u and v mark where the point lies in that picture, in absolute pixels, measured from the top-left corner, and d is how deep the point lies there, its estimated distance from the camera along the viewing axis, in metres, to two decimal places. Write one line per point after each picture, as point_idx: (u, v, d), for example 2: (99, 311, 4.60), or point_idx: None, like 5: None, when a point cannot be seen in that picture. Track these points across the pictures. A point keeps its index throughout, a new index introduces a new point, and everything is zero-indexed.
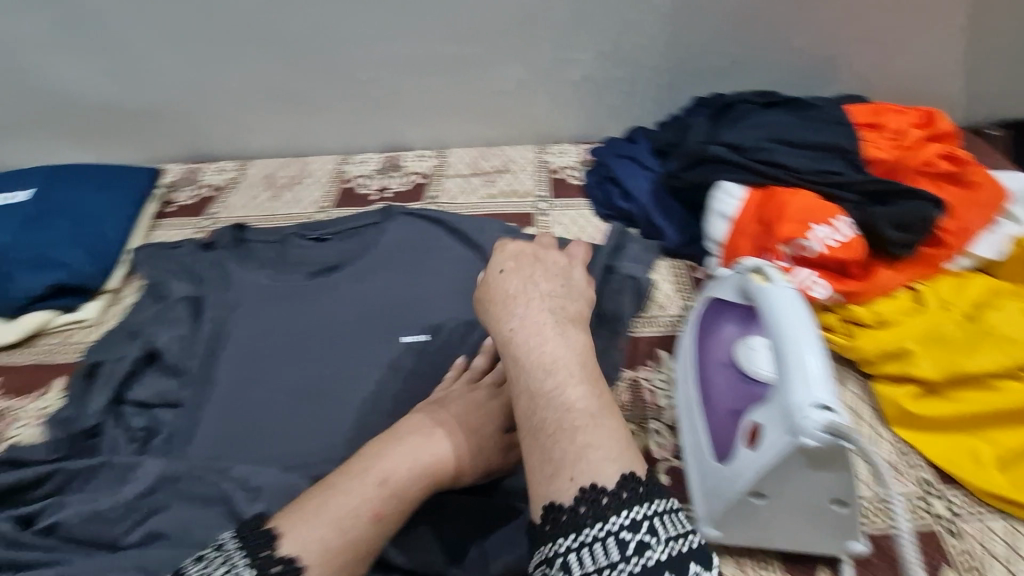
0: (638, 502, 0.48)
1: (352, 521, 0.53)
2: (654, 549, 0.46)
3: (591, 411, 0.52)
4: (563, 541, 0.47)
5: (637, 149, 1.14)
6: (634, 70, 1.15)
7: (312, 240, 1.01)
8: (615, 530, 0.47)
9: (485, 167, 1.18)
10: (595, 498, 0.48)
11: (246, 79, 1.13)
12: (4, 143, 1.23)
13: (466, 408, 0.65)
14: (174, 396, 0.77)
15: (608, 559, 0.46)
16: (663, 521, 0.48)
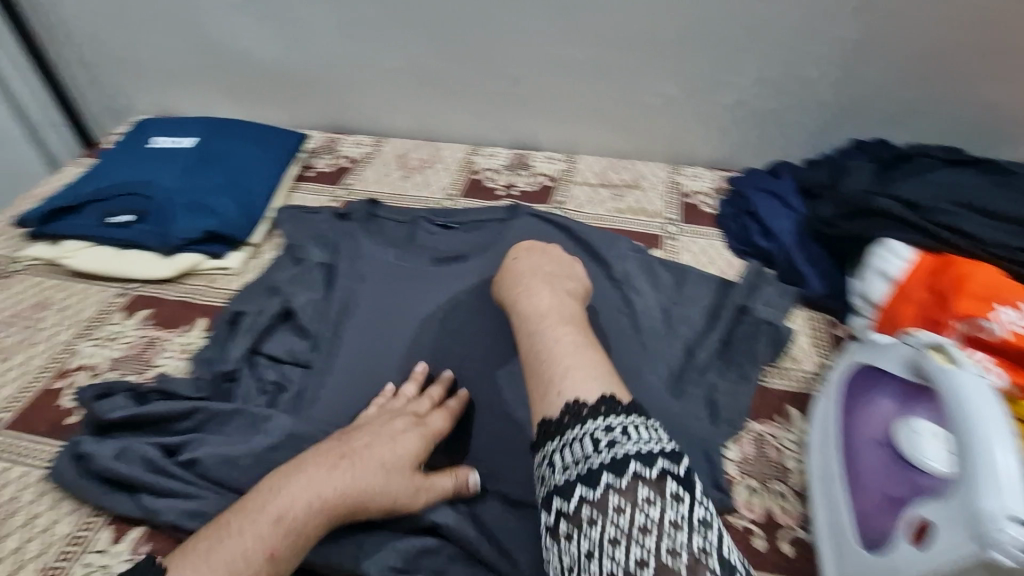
0: (613, 410, 0.52)
1: (245, 556, 0.52)
2: (626, 445, 0.49)
3: (579, 348, 0.59)
4: (551, 446, 0.53)
5: (783, 185, 1.06)
6: (791, 100, 1.09)
7: (439, 226, 1.02)
8: (590, 430, 0.51)
9: (614, 179, 1.15)
10: (574, 409, 0.53)
11: (399, 61, 1.16)
12: (171, 90, 1.33)
13: (378, 436, 0.63)
14: (304, 357, 0.81)
15: (584, 453, 0.50)
16: (637, 430, 0.51)
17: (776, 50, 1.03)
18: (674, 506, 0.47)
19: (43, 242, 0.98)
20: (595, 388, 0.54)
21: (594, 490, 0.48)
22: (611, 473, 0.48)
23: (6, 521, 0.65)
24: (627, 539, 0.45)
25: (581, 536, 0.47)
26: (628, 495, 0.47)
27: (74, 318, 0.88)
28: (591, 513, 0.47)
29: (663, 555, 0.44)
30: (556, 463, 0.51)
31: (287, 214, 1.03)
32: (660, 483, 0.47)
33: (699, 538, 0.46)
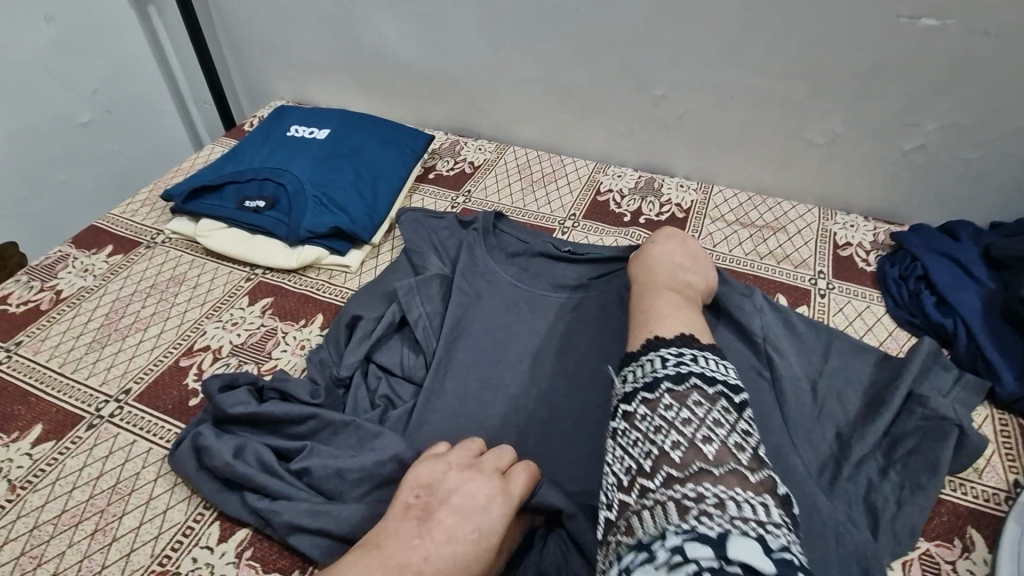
0: (688, 343, 0.57)
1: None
2: (693, 365, 0.54)
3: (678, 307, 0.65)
4: (626, 368, 0.58)
5: (965, 251, 0.89)
6: (990, 152, 0.92)
7: (564, 252, 0.90)
8: (661, 353, 0.56)
9: (755, 218, 1.04)
10: (653, 343, 0.58)
11: (539, 72, 1.12)
12: (310, 79, 1.37)
13: (459, 522, 0.54)
14: (415, 376, 0.78)
15: (651, 368, 0.55)
16: (707, 359, 0.55)
17: (982, 93, 0.88)
18: (722, 413, 0.51)
19: (183, 218, 1.02)
20: (676, 329, 0.60)
21: (652, 393, 0.53)
22: (670, 380, 0.53)
23: (128, 498, 0.67)
24: (670, 428, 0.50)
25: (632, 429, 0.53)
26: (678, 395, 0.52)
27: (203, 297, 0.91)
28: (645, 412, 0.52)
29: (698, 443, 0.49)
30: (627, 377, 0.57)
31: (409, 217, 0.96)
32: (714, 394, 0.52)
33: (737, 440, 0.50)
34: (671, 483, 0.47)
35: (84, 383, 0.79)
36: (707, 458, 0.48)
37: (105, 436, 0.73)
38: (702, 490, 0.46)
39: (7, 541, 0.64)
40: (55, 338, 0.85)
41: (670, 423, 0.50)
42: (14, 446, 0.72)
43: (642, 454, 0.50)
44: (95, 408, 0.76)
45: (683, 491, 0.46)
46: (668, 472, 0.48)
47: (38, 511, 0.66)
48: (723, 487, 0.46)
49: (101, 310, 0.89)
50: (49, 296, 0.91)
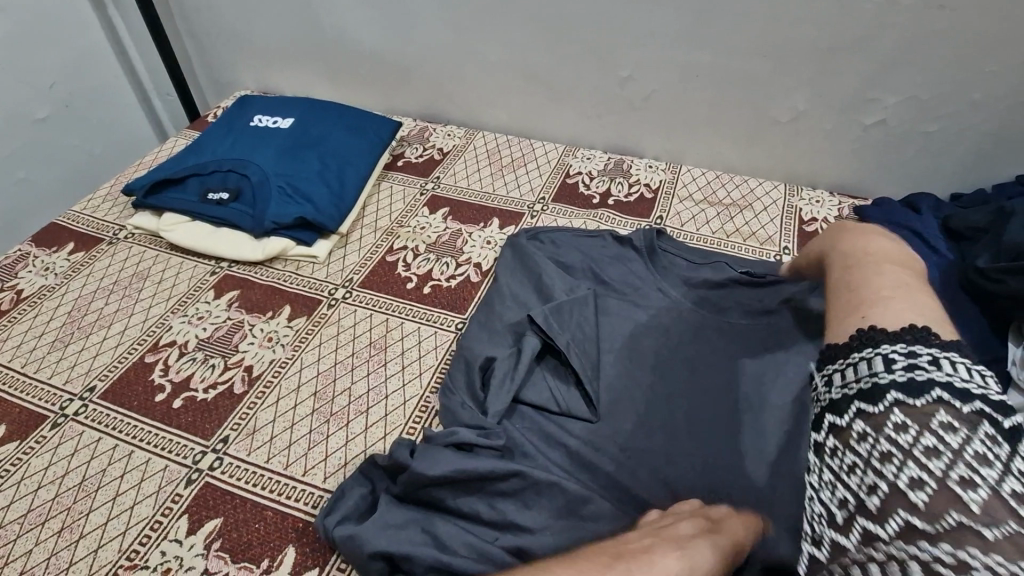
0: (920, 341, 0.51)
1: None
2: (935, 372, 0.48)
3: (894, 286, 0.60)
4: (835, 364, 0.54)
5: (925, 222, 0.91)
6: (949, 125, 0.94)
7: (742, 275, 0.86)
8: (884, 353, 0.51)
9: (722, 196, 1.05)
10: (869, 335, 0.53)
11: (505, 56, 1.11)
12: (275, 68, 1.34)
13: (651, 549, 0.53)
14: (569, 406, 0.72)
15: (870, 370, 0.51)
16: (952, 362, 0.49)
17: (941, 67, 0.89)
18: (979, 445, 0.44)
19: (147, 212, 1.01)
20: (899, 319, 0.54)
21: (875, 405, 0.49)
22: (902, 392, 0.48)
23: (94, 495, 0.67)
24: (905, 460, 0.46)
25: (849, 450, 0.49)
26: (917, 417, 0.47)
27: (168, 292, 0.90)
28: (868, 428, 0.49)
29: (951, 485, 0.43)
30: (836, 377, 0.53)
31: (566, 239, 0.93)
32: (969, 417, 0.46)
33: (1011, 488, 0.42)
34: (911, 535, 0.43)
35: (48, 382, 0.78)
36: (968, 508, 0.42)
37: (70, 435, 0.72)
38: (966, 557, 0.40)
39: None
40: (17, 338, 0.83)
41: (908, 453, 0.45)
42: None
43: (864, 489, 0.47)
44: (60, 406, 0.75)
45: (934, 551, 0.41)
46: (906, 520, 0.43)
47: (3, 511, 0.66)
48: (1000, 558, 0.40)
49: (64, 308, 0.88)
50: (10, 295, 0.89)
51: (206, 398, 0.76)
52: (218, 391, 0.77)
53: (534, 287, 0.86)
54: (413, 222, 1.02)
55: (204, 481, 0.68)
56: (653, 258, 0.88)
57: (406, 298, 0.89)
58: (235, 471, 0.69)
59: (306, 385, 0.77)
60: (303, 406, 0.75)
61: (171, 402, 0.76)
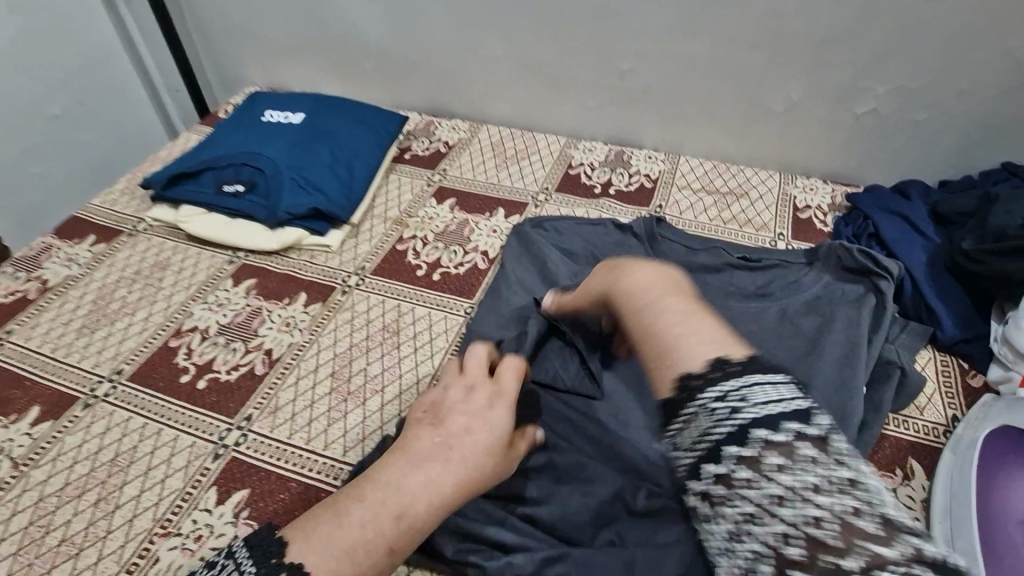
0: (721, 375, 0.45)
1: (367, 550, 0.50)
2: (750, 410, 0.42)
3: (693, 310, 0.52)
4: (669, 428, 0.46)
5: (914, 208, 0.95)
6: (937, 114, 0.97)
7: (738, 259, 0.89)
8: (703, 400, 0.44)
9: (719, 185, 1.08)
10: (686, 382, 0.46)
11: (509, 50, 1.15)
12: (283, 65, 1.38)
13: (468, 421, 0.59)
14: (573, 384, 0.77)
15: (713, 432, 0.42)
16: (761, 389, 0.43)
17: (929, 57, 0.92)
18: (810, 471, 0.39)
19: (164, 205, 1.04)
20: (700, 359, 0.47)
21: (719, 468, 0.41)
22: (734, 445, 0.41)
23: (127, 469, 0.71)
24: (771, 527, 0.39)
25: (717, 522, 0.41)
26: (755, 466, 0.40)
27: (188, 281, 0.94)
28: (722, 494, 0.41)
29: (814, 534, 0.37)
30: (674, 445, 0.45)
31: (568, 226, 0.96)
32: (796, 446, 0.40)
33: (855, 504, 0.38)
34: None
35: (77, 366, 0.82)
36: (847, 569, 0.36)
37: (101, 414, 0.76)
38: None
39: (15, 512, 0.68)
40: (45, 325, 0.87)
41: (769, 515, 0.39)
42: (13, 427, 0.75)
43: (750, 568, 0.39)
44: (90, 388, 0.79)
45: None
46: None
47: (41, 485, 0.70)
48: None
49: (89, 296, 0.91)
50: (36, 286, 0.93)
51: (229, 379, 0.80)
52: (240, 373, 0.81)
53: (539, 275, 0.91)
54: (421, 212, 1.06)
55: (230, 456, 0.72)
56: (654, 245, 0.93)
57: (416, 284, 0.93)
58: (259, 446, 0.73)
59: (324, 366, 0.81)
60: (322, 385, 0.79)
61: (196, 383, 0.80)
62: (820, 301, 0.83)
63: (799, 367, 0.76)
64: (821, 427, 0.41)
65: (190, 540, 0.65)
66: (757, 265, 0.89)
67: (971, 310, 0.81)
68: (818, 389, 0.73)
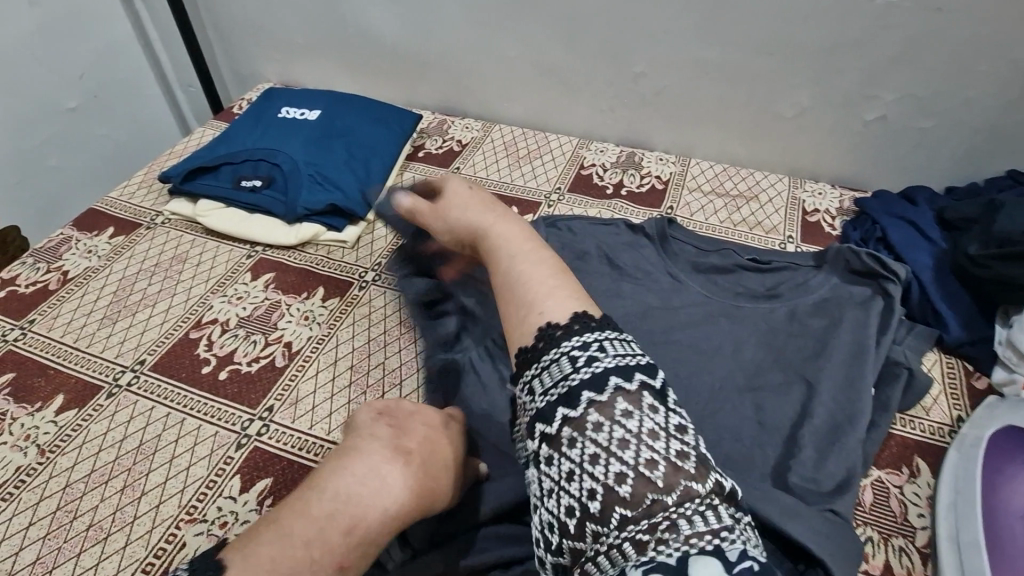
0: (584, 329, 0.57)
1: (315, 566, 0.49)
2: (603, 360, 0.54)
3: (528, 251, 0.68)
4: (530, 372, 0.57)
5: (921, 214, 0.97)
6: (944, 121, 0.99)
7: (748, 261, 0.91)
8: (566, 351, 0.56)
9: (729, 188, 1.10)
10: (548, 332, 0.58)
11: (522, 52, 1.16)
12: (298, 62, 1.39)
13: (429, 432, 0.62)
14: None
15: (566, 376, 0.54)
16: (611, 344, 0.56)
17: (935, 65, 0.94)
18: (648, 417, 0.51)
19: (182, 199, 1.06)
20: (566, 313, 0.59)
21: (574, 409, 0.52)
22: (589, 390, 0.52)
23: (152, 457, 0.72)
24: (608, 457, 0.50)
25: (563, 458, 0.51)
26: (606, 412, 0.51)
27: (207, 274, 0.95)
28: (570, 433, 0.51)
29: (642, 468, 0.49)
30: (536, 387, 0.56)
31: (580, 225, 0.98)
32: (638, 396, 0.52)
33: (676, 446, 0.51)
34: (617, 509, 0.48)
35: (100, 356, 0.83)
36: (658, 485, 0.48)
37: (125, 404, 0.78)
38: (651, 512, 0.48)
39: (43, 497, 0.69)
40: (67, 315, 0.89)
41: (609, 450, 0.50)
42: (39, 414, 0.77)
43: (585, 492, 0.50)
44: (113, 378, 0.81)
45: (631, 518, 0.48)
46: (621, 514, 0.48)
47: (68, 472, 0.71)
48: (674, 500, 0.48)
49: (110, 288, 0.93)
50: (56, 276, 0.94)
51: (250, 370, 0.82)
52: (261, 365, 0.82)
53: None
54: None
55: (252, 445, 0.73)
56: (665, 246, 0.94)
57: None
58: (281, 436, 0.74)
59: (342, 359, 0.83)
60: (341, 378, 0.81)
61: (217, 374, 0.81)
62: (830, 302, 0.85)
63: (809, 366, 0.78)
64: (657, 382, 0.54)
65: (215, 527, 0.66)
66: (767, 266, 0.90)
67: (976, 313, 0.83)
68: (827, 389, 0.75)
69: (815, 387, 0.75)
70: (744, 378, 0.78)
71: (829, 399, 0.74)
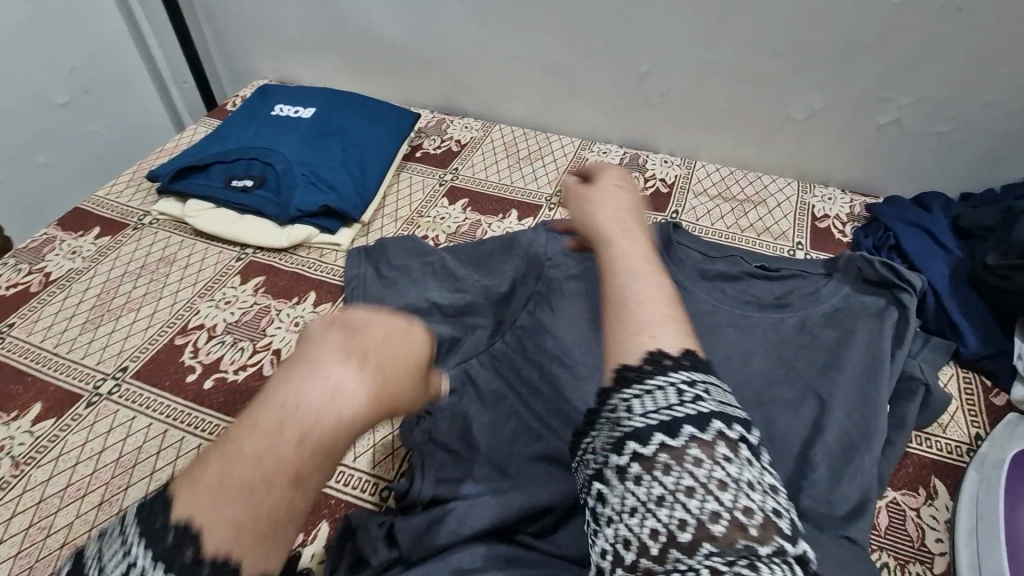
0: (696, 369, 0.51)
1: (265, 488, 0.42)
2: (709, 401, 0.49)
3: (629, 249, 0.62)
4: (628, 393, 0.50)
5: (936, 221, 0.93)
6: (961, 125, 0.96)
7: (755, 268, 0.87)
8: (673, 382, 0.50)
9: (736, 192, 1.07)
10: (656, 358, 0.51)
11: (524, 50, 1.13)
12: (294, 59, 1.36)
13: (391, 331, 0.50)
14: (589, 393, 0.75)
15: (666, 403, 0.48)
16: (715, 389, 0.51)
17: (953, 66, 0.91)
18: (744, 467, 0.47)
19: (171, 199, 1.02)
20: (672, 338, 0.53)
21: (675, 439, 0.47)
22: (693, 426, 0.47)
23: (131, 470, 0.69)
24: (701, 493, 0.45)
25: (653, 481, 0.46)
26: (706, 449, 0.47)
27: (194, 277, 0.92)
28: (666, 461, 0.46)
29: (739, 513, 0.45)
30: (632, 407, 0.49)
31: None
32: (736, 444, 0.48)
33: (772, 503, 0.47)
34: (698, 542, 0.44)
35: (81, 362, 0.80)
36: (745, 529, 0.44)
37: (104, 414, 0.74)
38: (733, 552, 0.43)
39: (15, 513, 0.66)
40: (48, 319, 0.85)
41: (704, 486, 0.45)
42: (15, 424, 0.73)
43: (674, 520, 0.45)
44: (94, 385, 0.77)
45: (711, 556, 0.43)
46: (710, 549, 0.43)
47: (42, 486, 0.68)
48: (756, 543, 0.44)
49: (93, 291, 0.89)
50: (38, 278, 0.91)
51: (237, 379, 0.78)
52: (248, 373, 0.79)
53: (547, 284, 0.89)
54: (432, 212, 1.04)
55: None
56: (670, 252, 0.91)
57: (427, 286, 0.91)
58: None
59: None
60: None
61: (203, 383, 0.78)
62: (842, 312, 0.81)
63: (820, 380, 0.74)
64: (757, 438, 0.50)
65: None
66: (775, 273, 0.87)
67: (995, 326, 0.80)
68: (840, 405, 0.72)
69: (828, 402, 0.72)
70: (752, 392, 0.74)
71: (843, 416, 0.70)
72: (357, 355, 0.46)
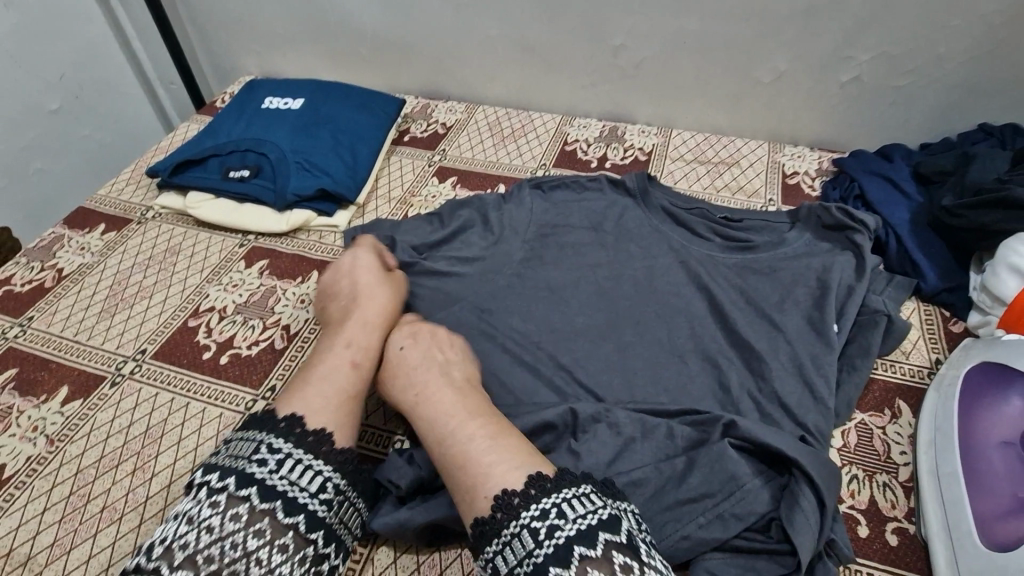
0: (542, 491, 0.53)
1: (333, 372, 0.67)
2: (564, 529, 0.50)
3: (443, 396, 0.64)
4: (490, 548, 0.52)
5: (898, 170, 1.00)
6: (918, 79, 1.02)
7: (720, 219, 0.92)
8: (523, 523, 0.51)
9: (711, 155, 1.12)
10: (506, 500, 0.53)
11: (502, 30, 1.17)
12: (281, 54, 1.39)
13: (363, 271, 0.81)
14: (580, 343, 0.80)
15: (526, 550, 0.50)
16: (574, 501, 0.52)
17: (907, 23, 0.96)
18: None
19: (171, 193, 1.06)
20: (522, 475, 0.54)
21: None
22: (556, 565, 0.49)
23: (160, 440, 0.74)
24: None
25: None
26: None
27: (201, 264, 0.96)
28: None
29: None
30: (501, 567, 0.51)
31: (563, 196, 0.98)
32: (603, 561, 0.49)
33: None
34: None
35: (100, 347, 0.85)
36: None
37: (129, 392, 0.79)
38: None
39: (55, 484, 0.70)
40: (66, 311, 0.90)
41: None
42: (45, 406, 0.78)
43: None
44: (116, 367, 0.82)
45: None
46: None
47: (78, 458, 0.72)
48: None
49: (106, 282, 0.94)
50: (51, 274, 0.95)
51: (250, 354, 0.83)
52: (261, 348, 0.84)
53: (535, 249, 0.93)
54: (423, 191, 1.09)
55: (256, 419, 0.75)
56: (646, 201, 0.96)
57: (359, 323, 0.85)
58: None
59: None
60: None
61: (219, 358, 0.83)
62: (813, 257, 0.87)
63: (792, 320, 0.80)
64: (623, 537, 0.51)
65: None
66: (736, 224, 0.92)
67: (951, 261, 0.86)
68: (812, 339, 0.78)
69: (798, 339, 0.77)
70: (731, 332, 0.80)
71: (812, 346, 0.77)
72: (357, 296, 0.77)
